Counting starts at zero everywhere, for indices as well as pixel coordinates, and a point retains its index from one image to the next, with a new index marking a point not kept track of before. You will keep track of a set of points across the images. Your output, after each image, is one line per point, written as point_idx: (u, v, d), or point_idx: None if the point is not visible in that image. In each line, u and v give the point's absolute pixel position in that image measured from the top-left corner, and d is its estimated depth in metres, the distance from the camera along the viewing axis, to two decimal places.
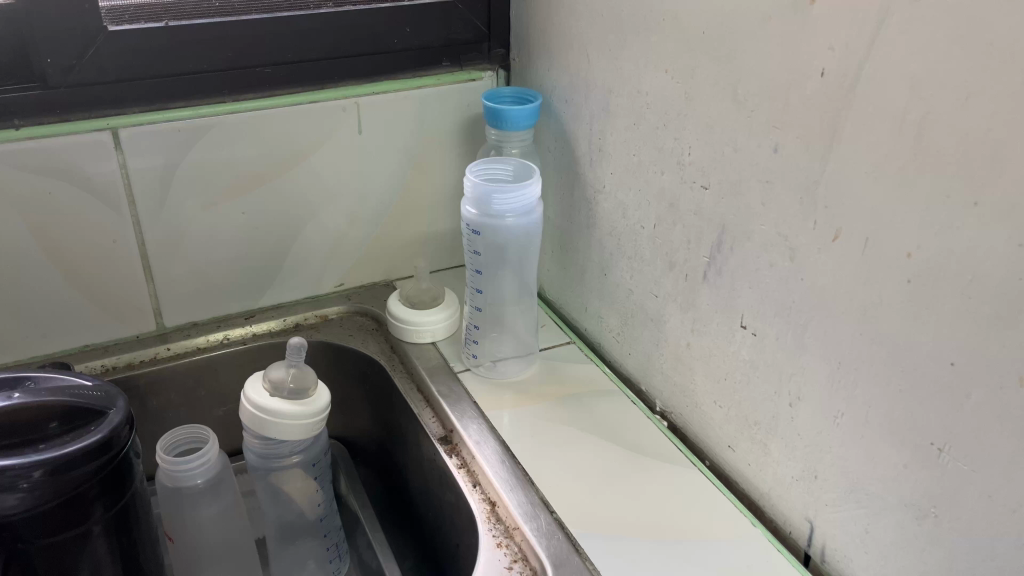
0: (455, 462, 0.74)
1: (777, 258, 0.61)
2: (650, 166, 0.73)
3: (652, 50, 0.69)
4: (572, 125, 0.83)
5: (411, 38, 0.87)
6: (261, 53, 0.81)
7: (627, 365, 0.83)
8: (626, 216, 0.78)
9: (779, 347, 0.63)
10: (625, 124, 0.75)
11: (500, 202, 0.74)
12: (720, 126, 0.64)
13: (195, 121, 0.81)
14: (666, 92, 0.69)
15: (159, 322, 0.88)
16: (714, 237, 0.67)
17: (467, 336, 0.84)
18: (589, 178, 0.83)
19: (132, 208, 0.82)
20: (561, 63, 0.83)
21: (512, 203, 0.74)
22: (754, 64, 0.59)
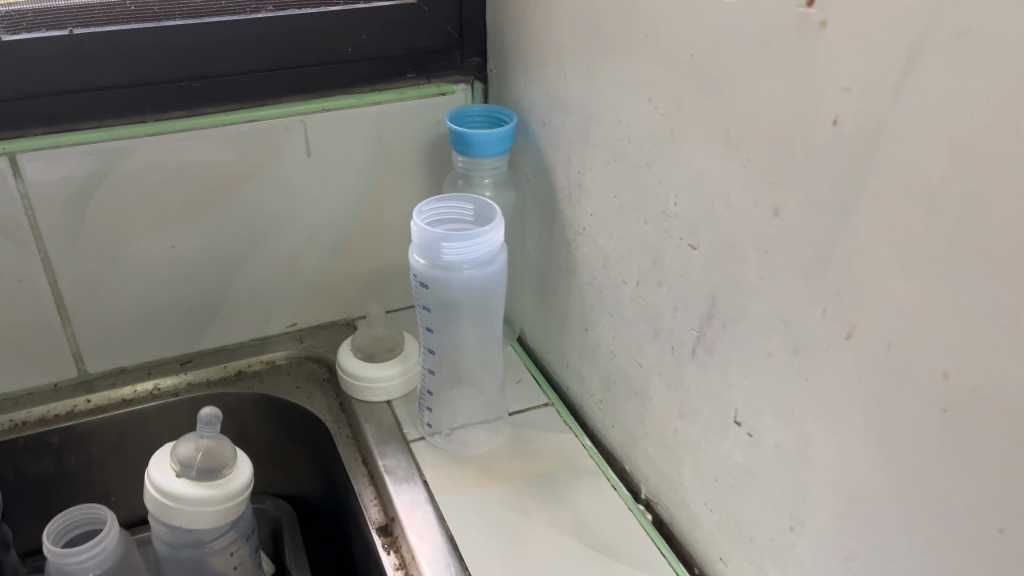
0: (393, 562, 0.62)
1: (776, 347, 0.48)
2: (632, 212, 0.60)
3: (632, 71, 0.56)
4: (550, 153, 0.70)
5: (368, 46, 0.74)
6: (188, 65, 0.70)
7: (609, 439, 0.70)
8: (607, 267, 0.65)
9: (779, 458, 0.50)
10: (605, 159, 0.62)
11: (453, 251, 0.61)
12: (710, 175, 0.50)
13: (111, 143, 0.69)
14: (649, 125, 0.56)
15: (81, 369, 0.78)
16: (703, 308, 0.54)
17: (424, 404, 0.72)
18: (568, 218, 0.69)
19: (40, 243, 0.70)
20: (537, 79, 0.70)
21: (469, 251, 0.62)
22: (751, 101, 0.46)
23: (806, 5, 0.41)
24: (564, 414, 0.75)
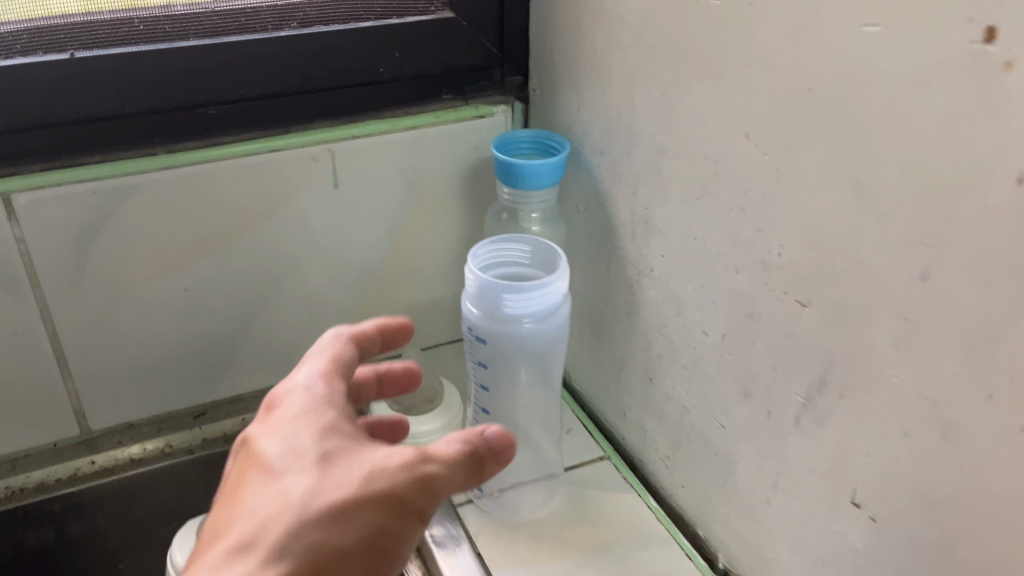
0: None
1: (916, 428, 0.42)
2: (719, 258, 0.53)
3: (725, 103, 0.49)
4: (609, 185, 0.63)
5: (401, 65, 0.68)
6: (204, 89, 0.62)
7: (678, 500, 0.64)
8: (682, 315, 0.58)
9: (913, 550, 0.44)
10: (683, 197, 0.55)
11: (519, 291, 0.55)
12: (831, 227, 0.44)
13: (117, 180, 0.61)
14: (746, 165, 0.49)
15: (84, 427, 0.70)
16: (814, 374, 0.48)
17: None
18: (631, 257, 0.63)
19: (38, 291, 0.63)
20: (594, 102, 0.63)
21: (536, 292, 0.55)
22: (896, 148, 0.39)
23: (983, 41, 0.34)
24: (625, 473, 0.68)
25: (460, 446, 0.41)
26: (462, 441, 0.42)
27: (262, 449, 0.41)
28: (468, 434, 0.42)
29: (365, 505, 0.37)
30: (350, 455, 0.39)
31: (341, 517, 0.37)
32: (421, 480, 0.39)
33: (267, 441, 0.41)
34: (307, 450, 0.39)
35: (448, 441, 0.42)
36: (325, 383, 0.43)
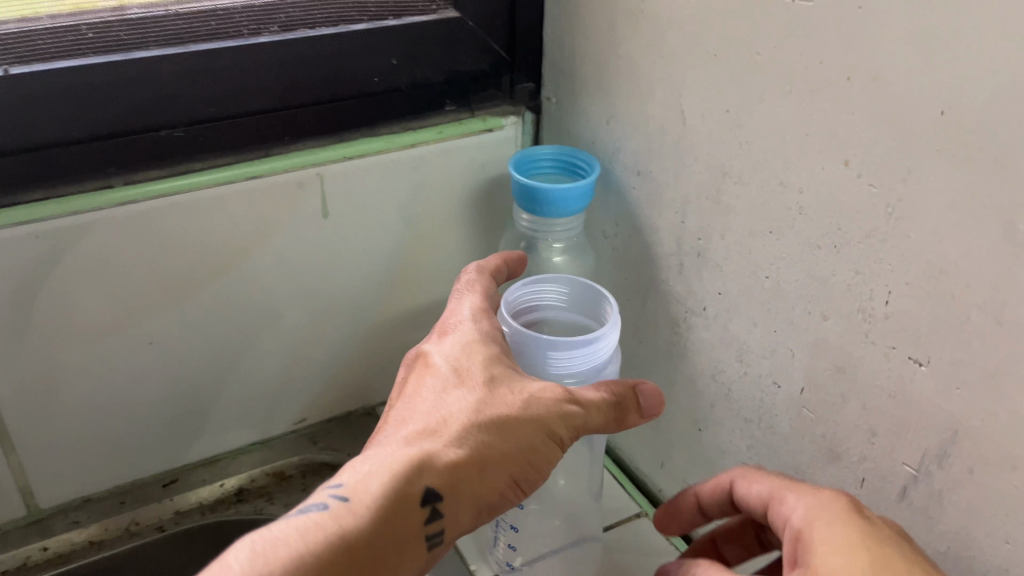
0: None
1: None
2: (800, 302, 0.46)
3: (812, 123, 0.42)
4: (647, 210, 0.55)
5: (398, 73, 0.58)
6: (169, 107, 0.52)
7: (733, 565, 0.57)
8: (745, 363, 0.51)
9: None
10: (750, 229, 0.47)
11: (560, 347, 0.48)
12: (964, 275, 0.37)
13: (67, 220, 0.51)
14: (842, 196, 0.41)
15: (32, 506, 0.59)
16: (930, 443, 0.40)
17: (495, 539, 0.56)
18: (676, 293, 0.55)
19: None
20: (629, 115, 0.55)
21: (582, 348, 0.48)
22: None
23: None
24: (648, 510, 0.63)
25: (608, 392, 0.46)
26: (607, 395, 0.46)
27: (432, 364, 0.45)
28: (614, 385, 0.47)
29: (526, 423, 0.43)
30: (512, 382, 0.44)
31: (511, 426, 0.42)
32: (565, 416, 0.44)
33: (432, 381, 0.44)
34: (477, 370, 0.44)
35: (590, 389, 0.46)
36: (487, 320, 0.48)
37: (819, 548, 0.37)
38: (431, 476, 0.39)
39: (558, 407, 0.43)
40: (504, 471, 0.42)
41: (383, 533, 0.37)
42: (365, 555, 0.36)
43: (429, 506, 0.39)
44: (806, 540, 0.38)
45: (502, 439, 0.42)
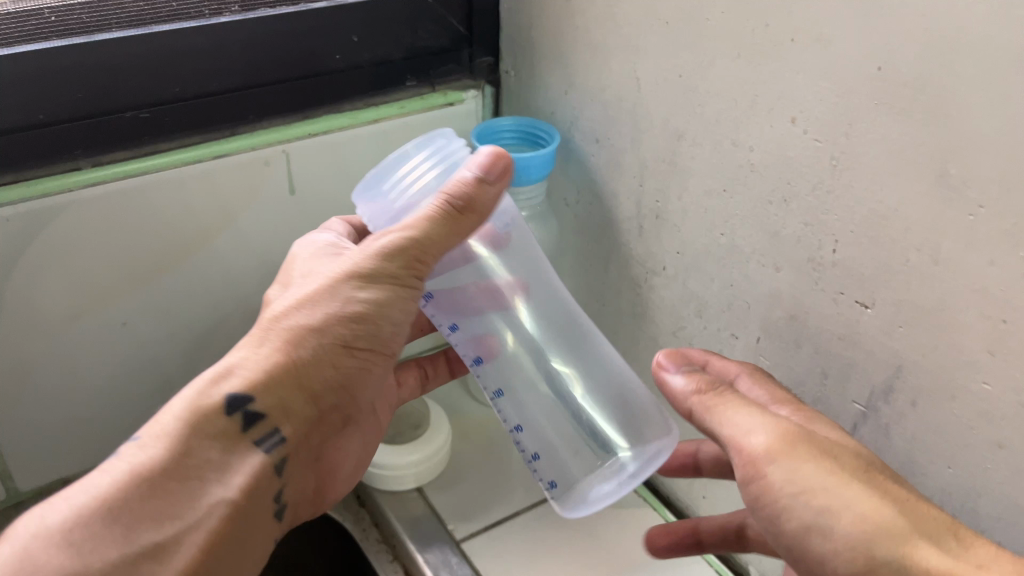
0: None
1: (1012, 440, 0.38)
2: (754, 256, 0.48)
3: (761, 84, 0.44)
4: (607, 176, 0.57)
5: (359, 50, 0.59)
6: (136, 89, 0.53)
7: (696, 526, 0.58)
8: (704, 318, 0.53)
9: None
10: (706, 188, 0.50)
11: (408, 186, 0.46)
12: (906, 221, 0.39)
13: (36, 204, 0.51)
14: (791, 152, 0.44)
15: (10, 489, 0.60)
16: (877, 381, 0.43)
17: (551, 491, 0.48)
18: (637, 254, 0.57)
19: None
20: (587, 84, 0.57)
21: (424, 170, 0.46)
22: (996, 133, 0.34)
23: None
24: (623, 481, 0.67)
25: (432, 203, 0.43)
26: (450, 199, 0.42)
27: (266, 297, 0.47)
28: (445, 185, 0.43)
29: (337, 288, 0.43)
30: (331, 264, 0.45)
31: (320, 297, 0.43)
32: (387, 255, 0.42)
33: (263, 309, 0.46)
34: (299, 276, 0.45)
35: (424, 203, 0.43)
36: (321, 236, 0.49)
37: (820, 425, 0.40)
38: (236, 385, 0.41)
39: (369, 256, 0.43)
40: (326, 342, 0.42)
41: (202, 452, 0.39)
42: (189, 478, 0.38)
43: (243, 411, 0.40)
44: (810, 419, 0.40)
45: (311, 317, 0.42)
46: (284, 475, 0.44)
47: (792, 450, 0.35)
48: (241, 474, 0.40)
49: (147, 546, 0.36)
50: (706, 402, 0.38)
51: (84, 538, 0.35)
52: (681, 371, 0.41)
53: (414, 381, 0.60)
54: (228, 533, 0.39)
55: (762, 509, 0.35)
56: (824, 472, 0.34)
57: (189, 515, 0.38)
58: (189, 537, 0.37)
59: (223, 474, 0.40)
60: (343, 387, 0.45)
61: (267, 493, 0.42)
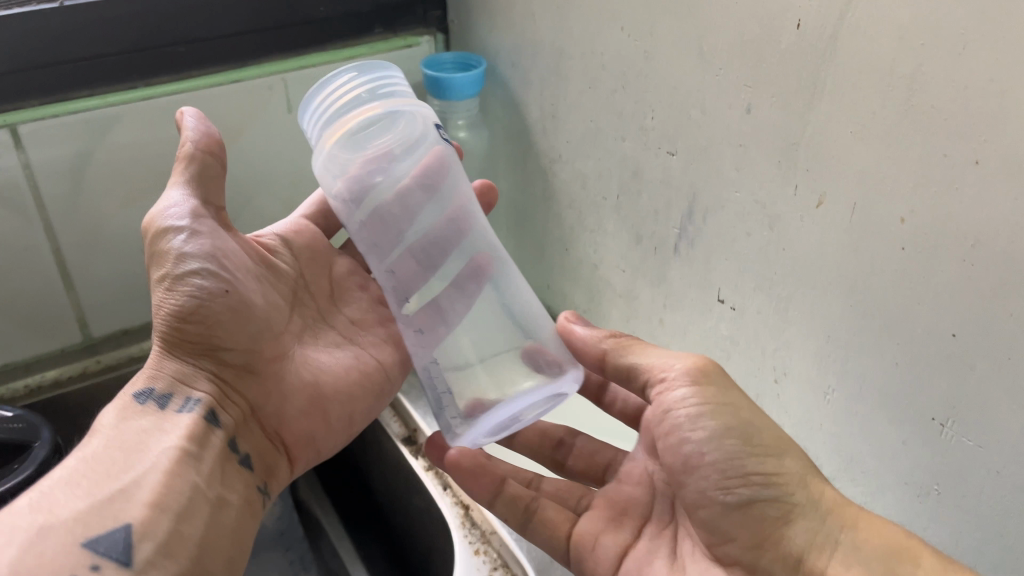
0: (422, 465, 0.69)
1: (754, 227, 0.57)
2: (610, 132, 0.68)
3: (602, 6, 0.64)
4: (520, 91, 0.77)
5: (337, 5, 0.79)
6: (172, 29, 0.73)
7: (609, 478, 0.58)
8: (586, 187, 0.73)
9: (760, 322, 0.59)
10: (579, 88, 0.70)
11: (342, 135, 0.52)
12: (687, 87, 0.59)
13: (105, 109, 0.72)
14: (623, 52, 0.64)
15: (85, 333, 0.81)
16: (684, 207, 0.63)
17: (454, 429, 0.51)
18: (543, 148, 0.77)
19: (42, 211, 0.73)
20: (504, 23, 0.77)
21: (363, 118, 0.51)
22: (720, 19, 0.54)
23: None
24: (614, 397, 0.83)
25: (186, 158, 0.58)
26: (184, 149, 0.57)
27: None
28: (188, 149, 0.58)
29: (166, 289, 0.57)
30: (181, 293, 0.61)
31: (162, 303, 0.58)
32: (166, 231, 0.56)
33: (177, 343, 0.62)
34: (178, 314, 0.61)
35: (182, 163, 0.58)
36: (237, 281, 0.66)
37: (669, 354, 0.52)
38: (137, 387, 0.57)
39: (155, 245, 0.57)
40: (170, 311, 0.56)
41: (134, 426, 0.53)
42: (129, 444, 0.52)
43: (151, 396, 0.56)
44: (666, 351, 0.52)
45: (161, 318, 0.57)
46: (223, 426, 0.56)
47: (710, 377, 0.49)
48: (177, 430, 0.54)
49: (112, 492, 0.48)
50: (622, 345, 0.53)
51: (44, 503, 0.47)
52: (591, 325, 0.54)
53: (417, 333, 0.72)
54: (177, 469, 0.51)
55: (687, 428, 0.48)
56: (740, 398, 0.49)
57: (138, 466, 0.51)
58: (140, 480, 0.50)
59: (158, 434, 0.53)
60: (224, 339, 0.57)
61: (211, 441, 0.55)
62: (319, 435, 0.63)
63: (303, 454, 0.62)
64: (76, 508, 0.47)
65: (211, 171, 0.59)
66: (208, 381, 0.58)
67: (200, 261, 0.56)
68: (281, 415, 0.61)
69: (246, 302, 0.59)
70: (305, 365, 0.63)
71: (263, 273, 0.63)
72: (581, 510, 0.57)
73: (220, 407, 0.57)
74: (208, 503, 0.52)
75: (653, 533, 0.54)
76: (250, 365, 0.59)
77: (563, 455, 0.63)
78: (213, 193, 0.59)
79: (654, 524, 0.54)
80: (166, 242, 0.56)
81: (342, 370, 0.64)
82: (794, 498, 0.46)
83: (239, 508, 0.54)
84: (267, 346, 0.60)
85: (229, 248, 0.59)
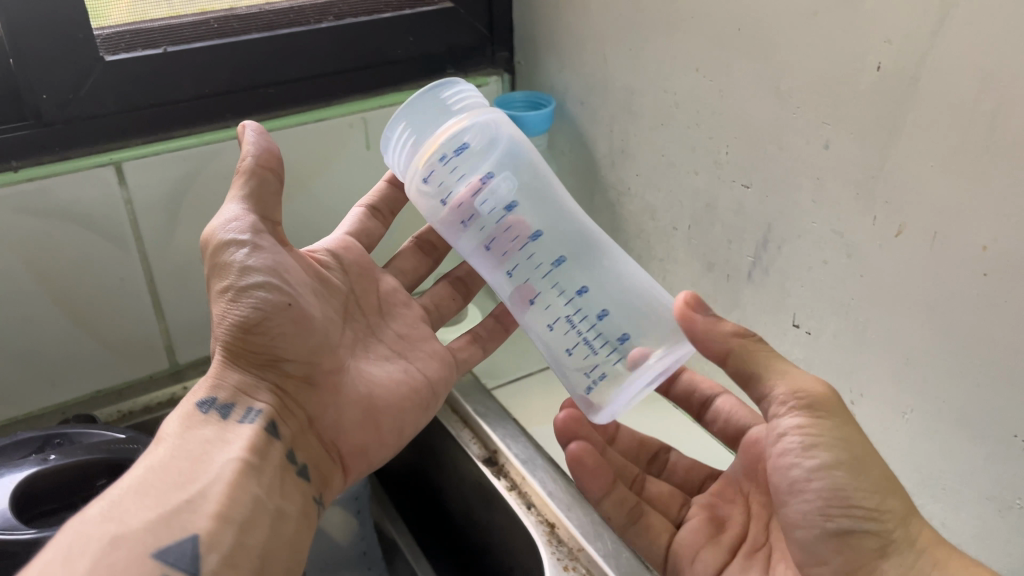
0: (505, 485, 0.72)
1: (831, 255, 0.61)
2: (682, 166, 0.71)
3: (677, 48, 0.68)
4: (589, 127, 0.81)
5: (414, 47, 0.84)
6: (263, 73, 0.78)
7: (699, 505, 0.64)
8: (656, 218, 0.76)
9: (836, 345, 0.62)
10: (650, 124, 0.73)
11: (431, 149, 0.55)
12: (763, 124, 0.62)
13: (201, 148, 0.77)
14: (697, 91, 0.67)
15: (172, 359, 0.85)
16: (758, 237, 0.66)
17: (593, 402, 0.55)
18: (610, 181, 0.81)
19: (139, 244, 0.77)
20: (572, 64, 0.81)
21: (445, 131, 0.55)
22: (799, 60, 0.58)
23: None
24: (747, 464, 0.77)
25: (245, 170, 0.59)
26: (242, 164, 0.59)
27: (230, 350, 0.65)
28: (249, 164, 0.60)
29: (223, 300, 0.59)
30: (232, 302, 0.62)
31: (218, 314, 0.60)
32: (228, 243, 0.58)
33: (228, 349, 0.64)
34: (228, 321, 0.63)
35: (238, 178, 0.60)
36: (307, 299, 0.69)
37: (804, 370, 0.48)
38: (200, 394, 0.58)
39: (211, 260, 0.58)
40: (233, 323, 0.58)
41: (197, 436, 0.55)
42: (193, 453, 0.53)
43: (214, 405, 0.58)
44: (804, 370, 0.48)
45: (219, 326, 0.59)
46: (283, 437, 0.59)
47: (832, 408, 0.47)
48: (240, 441, 0.56)
49: (180, 501, 0.49)
50: (751, 345, 0.48)
51: (116, 511, 0.47)
52: (721, 314, 0.48)
53: (468, 346, 0.76)
54: (242, 481, 0.53)
55: (797, 455, 0.47)
56: (857, 432, 0.47)
57: (205, 475, 0.52)
58: (207, 490, 0.51)
59: (222, 444, 0.55)
60: (284, 351, 0.60)
61: (272, 452, 0.57)
62: (371, 446, 0.65)
63: (355, 463, 0.65)
64: (145, 518, 0.47)
65: (269, 188, 0.61)
66: (270, 392, 0.60)
67: (263, 274, 0.58)
68: (335, 426, 0.63)
69: (305, 316, 0.61)
70: (358, 378, 0.66)
71: (319, 288, 0.65)
72: (680, 521, 0.64)
73: (279, 417, 0.60)
74: (269, 515, 0.54)
75: (746, 555, 0.59)
76: (308, 375, 0.62)
77: (658, 469, 0.70)
78: (272, 206, 0.61)
79: (748, 546, 0.59)
80: (228, 256, 0.57)
81: (391, 383, 0.68)
82: (892, 536, 0.45)
83: (299, 516, 0.57)
84: (325, 359, 0.63)
85: (288, 264, 0.61)
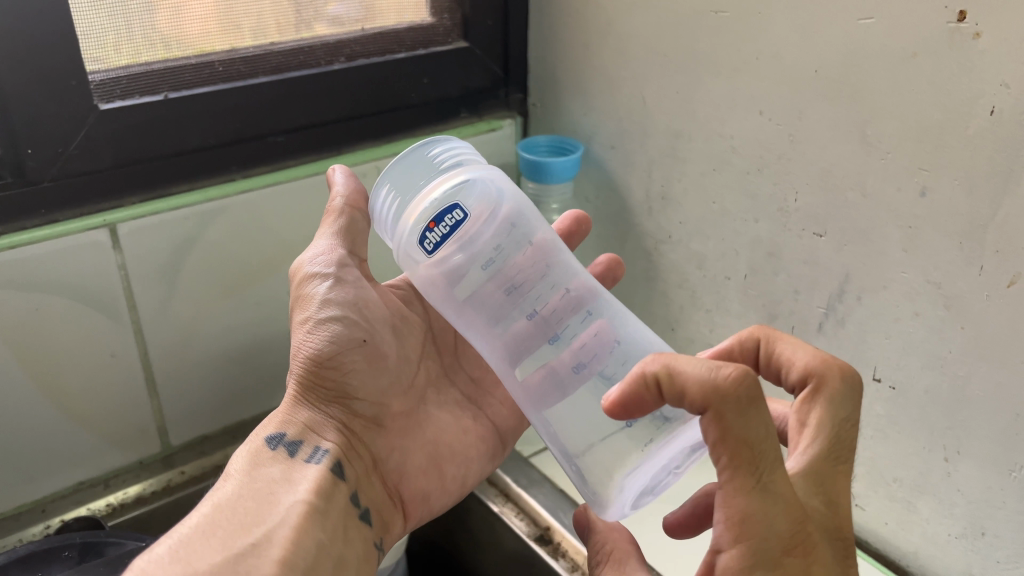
0: (567, 567, 0.65)
1: (924, 307, 0.57)
2: (739, 214, 0.68)
3: (736, 91, 0.64)
4: (623, 174, 0.77)
5: (429, 89, 0.79)
6: (272, 120, 0.71)
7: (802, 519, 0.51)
8: (704, 268, 0.73)
9: (929, 401, 0.59)
10: (700, 170, 0.69)
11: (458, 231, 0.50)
12: (842, 171, 0.59)
13: (206, 204, 0.68)
14: (760, 136, 0.64)
15: (165, 442, 0.74)
16: (833, 287, 0.63)
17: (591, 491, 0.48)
18: (647, 229, 0.77)
19: (134, 314, 0.67)
20: (603, 107, 0.77)
21: (448, 193, 0.49)
22: (891, 105, 0.54)
23: (957, 21, 0.49)
24: (882, 571, 0.66)
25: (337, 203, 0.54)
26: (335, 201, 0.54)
27: None
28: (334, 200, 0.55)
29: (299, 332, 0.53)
30: None
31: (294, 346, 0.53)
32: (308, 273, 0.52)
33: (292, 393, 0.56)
34: None
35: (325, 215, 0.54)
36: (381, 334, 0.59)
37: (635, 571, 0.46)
38: (268, 429, 0.50)
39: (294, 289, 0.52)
40: (306, 356, 0.50)
41: (265, 474, 0.47)
42: (259, 493, 0.45)
43: (282, 442, 0.50)
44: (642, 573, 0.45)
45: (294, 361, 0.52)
46: (348, 479, 0.50)
47: None
48: (307, 482, 0.47)
49: (245, 544, 0.42)
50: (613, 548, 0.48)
51: (183, 552, 0.40)
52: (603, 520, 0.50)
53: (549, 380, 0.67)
54: (307, 525, 0.45)
55: None
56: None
57: (270, 517, 0.44)
58: (272, 534, 0.43)
59: (290, 485, 0.47)
60: (357, 388, 0.52)
61: (338, 494, 0.49)
62: (434, 494, 0.56)
63: (417, 514, 0.56)
64: (213, 561, 0.40)
65: (359, 229, 0.54)
66: (338, 433, 0.51)
67: (344, 308, 0.51)
68: (401, 470, 0.55)
69: (380, 354, 0.53)
70: (427, 421, 0.57)
71: (398, 325, 0.57)
72: None
73: (347, 458, 0.51)
74: (332, 562, 0.45)
75: None
76: (377, 417, 0.54)
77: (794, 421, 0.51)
78: (360, 244, 0.55)
79: None
80: (311, 288, 0.51)
81: (462, 430, 0.59)
82: None
83: (360, 568, 0.48)
84: (394, 400, 0.55)
85: (368, 300, 0.54)
